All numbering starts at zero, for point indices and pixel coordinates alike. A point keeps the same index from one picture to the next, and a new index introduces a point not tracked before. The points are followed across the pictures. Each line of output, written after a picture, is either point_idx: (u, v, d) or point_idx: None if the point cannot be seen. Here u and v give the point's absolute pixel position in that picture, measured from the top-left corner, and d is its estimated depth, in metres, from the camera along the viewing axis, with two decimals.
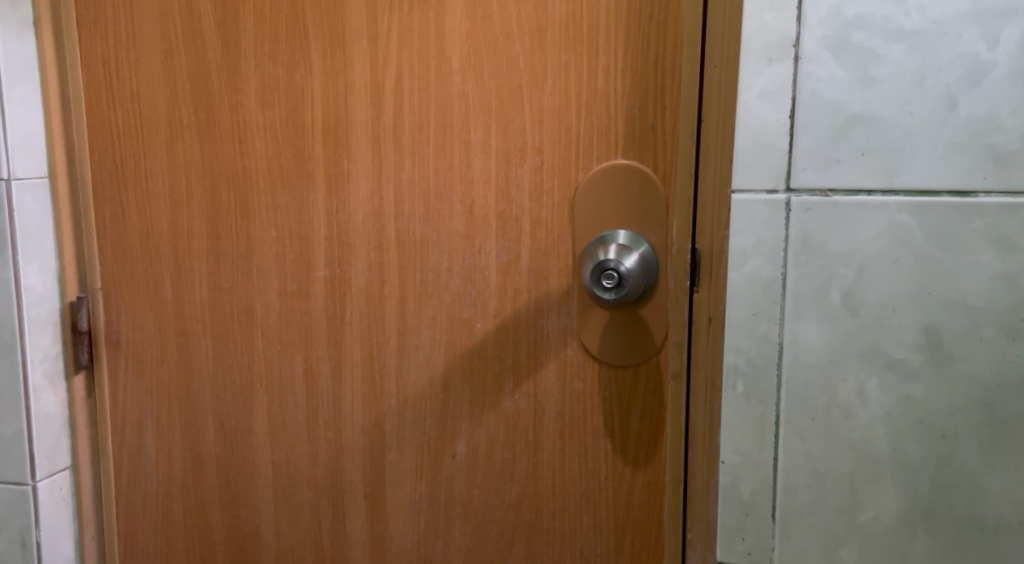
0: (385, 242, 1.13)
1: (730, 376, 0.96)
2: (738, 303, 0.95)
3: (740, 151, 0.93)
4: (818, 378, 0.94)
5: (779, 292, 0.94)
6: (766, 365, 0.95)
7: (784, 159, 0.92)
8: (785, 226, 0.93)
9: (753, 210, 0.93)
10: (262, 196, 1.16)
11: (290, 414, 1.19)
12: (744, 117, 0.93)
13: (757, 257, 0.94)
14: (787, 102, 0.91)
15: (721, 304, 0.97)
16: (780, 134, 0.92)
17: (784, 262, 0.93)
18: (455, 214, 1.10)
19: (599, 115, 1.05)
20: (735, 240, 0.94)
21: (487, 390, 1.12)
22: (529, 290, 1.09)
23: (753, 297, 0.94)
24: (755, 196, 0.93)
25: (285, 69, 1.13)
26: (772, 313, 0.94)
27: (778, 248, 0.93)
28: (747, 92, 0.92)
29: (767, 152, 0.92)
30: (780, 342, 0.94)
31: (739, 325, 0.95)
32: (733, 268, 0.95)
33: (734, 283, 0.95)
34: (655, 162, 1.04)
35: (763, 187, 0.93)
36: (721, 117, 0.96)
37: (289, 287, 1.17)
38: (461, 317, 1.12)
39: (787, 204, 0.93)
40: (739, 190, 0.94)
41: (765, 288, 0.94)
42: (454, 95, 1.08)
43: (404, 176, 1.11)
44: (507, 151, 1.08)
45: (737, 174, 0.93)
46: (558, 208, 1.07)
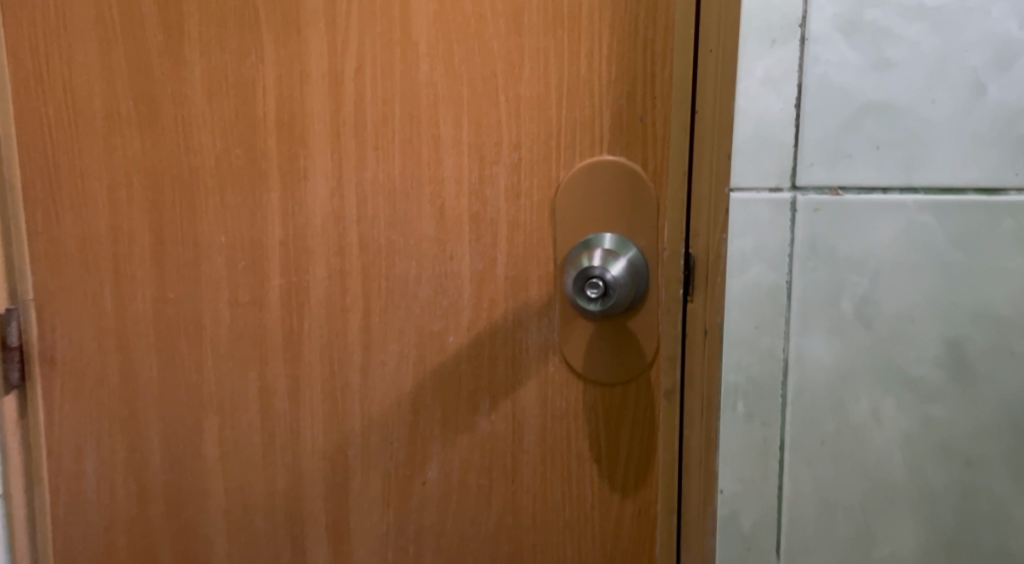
0: (346, 248, 1.02)
1: (729, 395, 0.86)
2: (738, 314, 0.85)
3: (739, 144, 0.83)
4: (827, 399, 0.84)
5: (783, 303, 0.84)
6: (769, 385, 0.85)
7: (789, 154, 0.82)
8: (790, 229, 0.83)
9: (755, 210, 0.83)
10: (210, 197, 1.05)
11: (244, 437, 1.09)
12: (743, 106, 0.82)
13: (759, 263, 0.84)
14: (792, 89, 0.81)
15: (718, 315, 0.87)
16: (784, 125, 0.82)
17: (789, 268, 0.83)
18: (423, 215, 1.00)
19: (582, 105, 0.95)
20: (735, 244, 0.84)
21: (461, 409, 1.01)
22: (506, 300, 0.99)
23: (755, 308, 0.84)
24: (757, 195, 0.83)
25: (234, 56, 1.02)
26: (776, 325, 0.84)
27: (782, 253, 0.83)
28: (746, 78, 0.82)
29: (770, 146, 0.82)
30: (785, 358, 0.84)
31: (739, 338, 0.85)
32: (732, 275, 0.84)
33: (733, 291, 0.84)
34: (643, 159, 0.94)
35: (766, 184, 0.83)
36: (717, 107, 0.86)
37: (241, 298, 1.06)
38: (432, 330, 1.01)
39: (793, 204, 0.82)
40: (739, 188, 0.83)
41: (769, 298, 0.84)
42: (422, 84, 0.98)
43: (367, 174, 1.00)
44: (481, 147, 0.97)
45: (737, 171, 0.83)
46: (538, 210, 0.97)
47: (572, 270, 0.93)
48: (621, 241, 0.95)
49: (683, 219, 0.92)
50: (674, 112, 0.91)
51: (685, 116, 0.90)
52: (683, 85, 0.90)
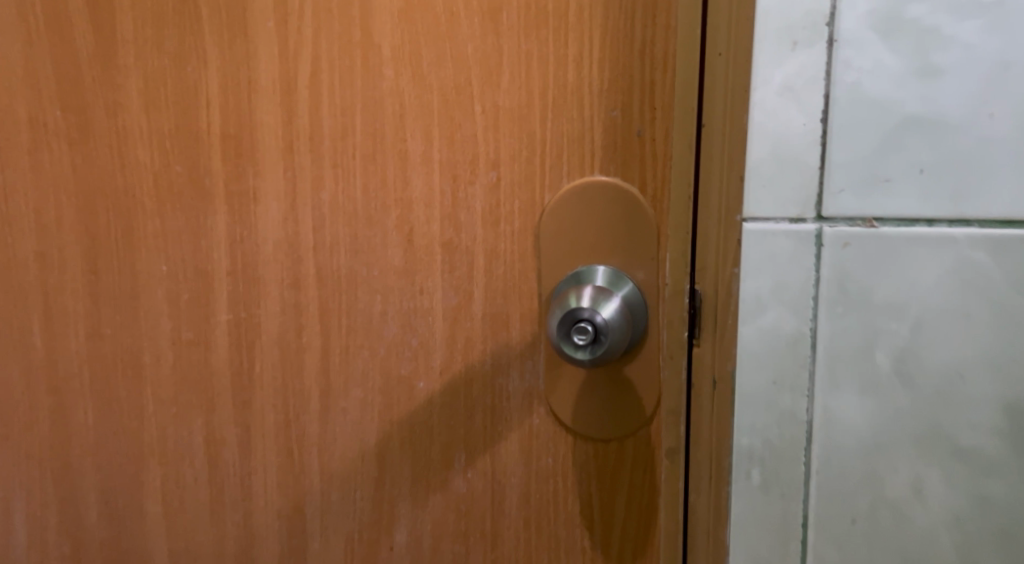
0: (302, 279, 0.89)
1: (742, 461, 0.73)
2: (753, 366, 0.72)
3: (753, 166, 0.71)
4: (859, 469, 0.71)
5: (806, 355, 0.71)
6: (790, 450, 0.72)
7: (814, 178, 0.69)
8: (815, 267, 0.70)
9: (773, 244, 0.71)
10: (149, 220, 0.92)
11: (189, 492, 0.96)
12: (758, 121, 0.70)
13: (778, 306, 0.71)
14: (817, 101, 0.69)
15: (730, 364, 0.74)
16: (807, 143, 0.69)
17: (814, 314, 0.70)
18: (389, 243, 0.86)
19: (570, 117, 0.81)
20: (748, 283, 0.71)
21: (434, 466, 0.88)
22: (484, 341, 0.85)
23: (773, 360, 0.71)
24: (776, 226, 0.70)
25: (173, 60, 0.89)
26: (798, 380, 0.71)
27: (806, 297, 0.70)
28: (762, 87, 0.70)
29: (790, 167, 0.70)
30: (809, 419, 0.71)
31: (754, 396, 0.72)
32: (745, 321, 0.72)
33: (747, 340, 0.72)
34: (641, 180, 0.81)
35: (785, 214, 0.70)
36: (729, 120, 0.73)
37: (185, 335, 0.93)
38: (399, 374, 0.88)
39: (819, 237, 0.70)
40: (752, 218, 0.71)
41: (789, 349, 0.71)
42: (385, 92, 0.84)
43: (325, 195, 0.87)
44: (454, 165, 0.84)
45: (750, 198, 0.71)
46: (520, 238, 0.84)
47: (558, 313, 0.78)
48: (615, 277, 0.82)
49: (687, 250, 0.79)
50: (676, 126, 0.78)
51: (690, 131, 0.77)
52: (688, 95, 0.77)
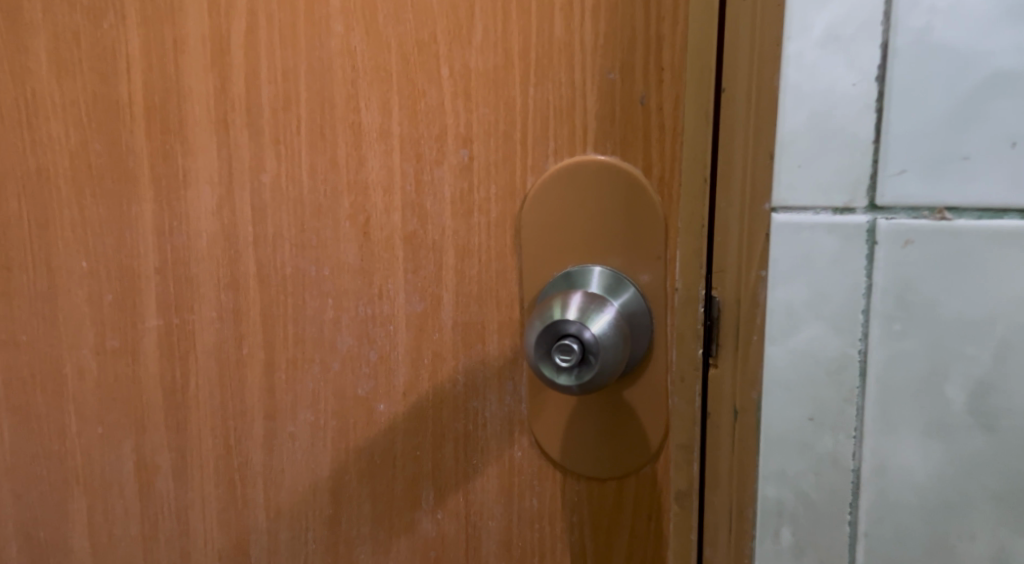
0: (241, 279, 0.74)
1: (770, 519, 0.62)
2: (784, 398, 0.61)
3: (787, 139, 0.60)
4: (921, 531, 0.59)
5: (853, 379, 0.60)
6: (830, 504, 0.61)
7: (866, 155, 0.58)
8: (867, 273, 0.59)
9: (811, 241, 0.60)
10: (64, 208, 0.78)
11: (119, 526, 0.81)
12: (793, 83, 0.59)
13: (816, 321, 0.60)
14: (871, 58, 0.58)
15: (755, 392, 0.62)
16: (857, 113, 0.58)
17: (864, 331, 0.59)
18: (342, 236, 0.71)
19: (558, 82, 0.66)
20: (779, 290, 0.60)
21: (398, 504, 0.73)
22: (455, 356, 0.70)
23: (809, 388, 0.60)
24: (814, 217, 0.60)
25: (88, 16, 0.74)
26: (842, 416, 0.60)
27: (853, 311, 0.59)
28: (800, 38, 0.59)
29: (832, 140, 0.59)
30: (856, 467, 0.60)
31: (785, 436, 0.61)
32: (774, 339, 0.61)
33: (775, 362, 0.61)
34: (646, 160, 0.66)
35: (828, 202, 0.59)
36: (757, 88, 0.61)
37: (110, 342, 0.79)
38: (356, 395, 0.73)
39: (872, 230, 0.59)
40: (785, 206, 0.60)
41: (830, 378, 0.60)
42: (335, 53, 0.69)
43: (266, 178, 0.72)
44: (418, 141, 0.68)
45: (781, 181, 0.60)
46: (497, 231, 0.68)
47: (536, 325, 0.63)
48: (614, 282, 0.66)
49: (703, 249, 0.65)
50: (691, 95, 0.64)
51: (708, 101, 0.63)
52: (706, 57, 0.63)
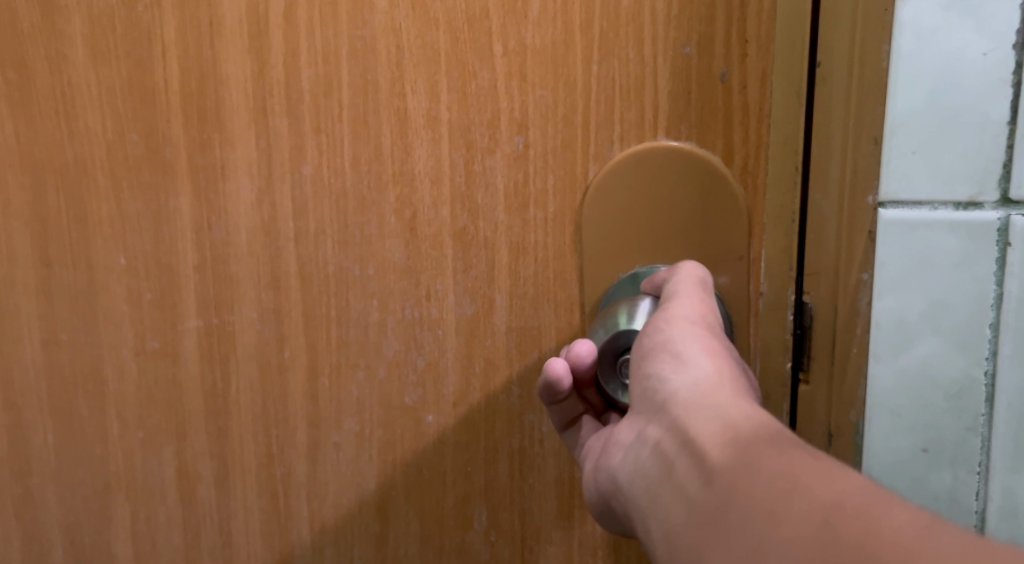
0: (283, 277, 0.68)
1: None
2: (892, 426, 0.58)
3: (901, 120, 0.55)
4: None
5: (976, 400, 0.56)
6: None
7: (998, 137, 0.54)
8: (997, 280, 0.55)
9: (930, 241, 0.56)
10: (102, 201, 0.72)
11: (161, 535, 0.76)
12: (908, 52, 0.55)
13: (932, 335, 0.56)
14: (1008, 24, 0.54)
15: (853, 414, 0.59)
16: (987, 86, 0.54)
17: (992, 349, 0.56)
18: (388, 233, 0.65)
19: (625, 58, 0.59)
20: (891, 296, 0.57)
21: (449, 523, 0.68)
22: (509, 365, 0.64)
23: (918, 410, 0.57)
24: (931, 213, 0.56)
25: None
26: (965, 445, 0.57)
27: (978, 325, 0.56)
28: (914, 1, 0.54)
29: (951, 121, 0.55)
30: (980, 507, 0.57)
31: (894, 468, 0.58)
32: (882, 357, 0.57)
33: (882, 382, 0.57)
34: (726, 143, 0.59)
35: (950, 196, 0.55)
36: (859, 63, 0.56)
37: (150, 344, 0.74)
38: (403, 405, 0.67)
39: (1004, 228, 0.55)
40: (898, 200, 0.56)
41: (950, 403, 0.57)
42: (378, 32, 0.63)
43: (307, 170, 0.66)
44: (468, 127, 0.62)
45: (894, 171, 0.55)
46: (556, 227, 0.62)
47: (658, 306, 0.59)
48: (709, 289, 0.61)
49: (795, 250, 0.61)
50: (777, 72, 0.58)
51: (798, 79, 0.58)
52: (793, 30, 0.58)
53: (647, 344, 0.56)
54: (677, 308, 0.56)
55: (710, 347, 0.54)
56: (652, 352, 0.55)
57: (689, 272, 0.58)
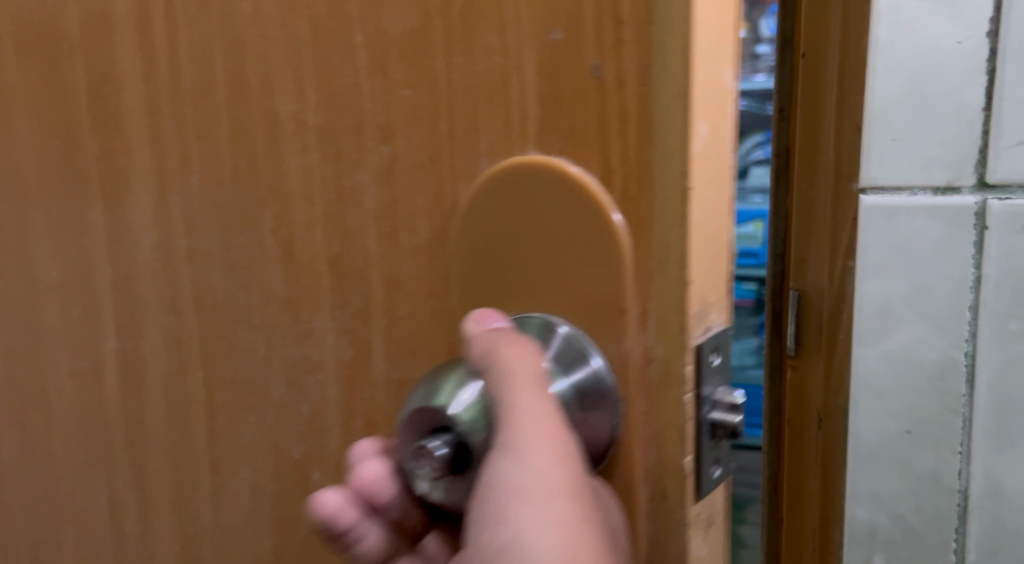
0: (181, 302, 0.60)
1: (862, 547, 0.66)
2: (878, 408, 0.64)
3: (879, 101, 0.62)
4: None
5: (958, 383, 0.62)
6: (938, 517, 0.64)
7: (975, 123, 0.60)
8: (977, 261, 0.61)
9: (910, 223, 0.62)
10: (30, 209, 0.66)
11: None
12: (885, 41, 0.61)
13: (916, 320, 0.63)
14: (982, 12, 0.59)
15: (840, 403, 0.67)
16: (966, 73, 0.60)
17: (972, 332, 0.62)
18: (267, 258, 0.55)
19: (488, 49, 0.47)
20: (876, 278, 0.63)
21: None
22: (388, 426, 0.53)
23: (905, 394, 0.63)
24: (912, 197, 0.62)
25: None
26: (947, 427, 0.63)
27: (958, 311, 0.62)
28: None
29: (926, 101, 0.61)
30: (965, 483, 0.63)
31: (880, 450, 0.65)
32: (865, 342, 0.64)
33: (867, 364, 0.64)
34: (602, 160, 0.45)
35: (929, 182, 0.62)
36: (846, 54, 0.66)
37: (79, 365, 0.67)
38: (293, 456, 0.57)
39: (981, 211, 0.61)
40: (875, 183, 0.63)
41: (932, 385, 0.63)
42: (245, 20, 0.53)
43: (194, 181, 0.58)
44: (335, 135, 0.51)
45: (871, 161, 0.63)
46: (426, 259, 0.50)
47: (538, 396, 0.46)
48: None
49: (708, 309, 0.46)
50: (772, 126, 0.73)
51: (683, 77, 0.43)
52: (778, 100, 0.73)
53: (496, 531, 0.46)
54: (522, 456, 0.45)
55: (577, 537, 0.45)
56: (507, 546, 0.46)
57: (516, 360, 0.46)
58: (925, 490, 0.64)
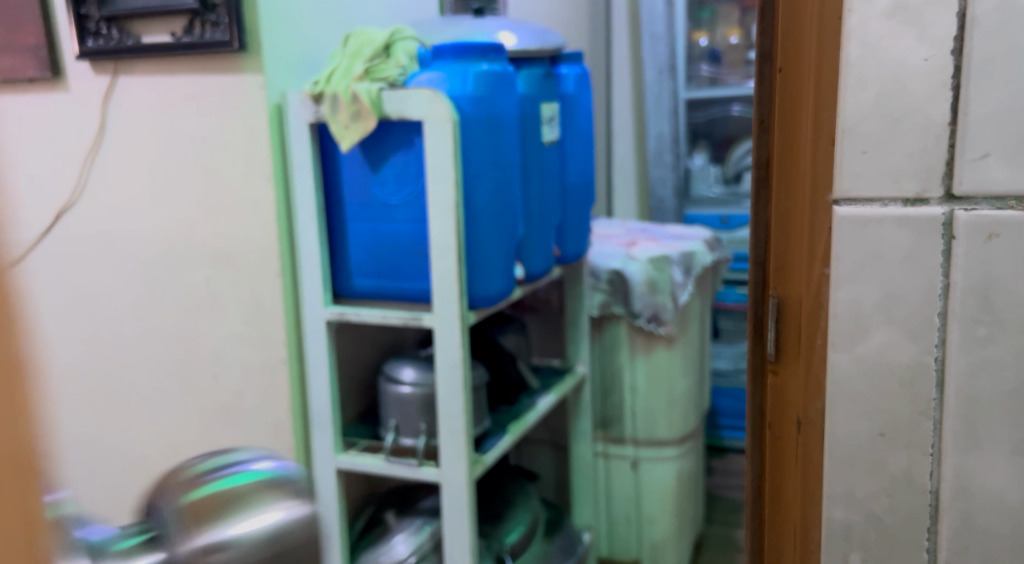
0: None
1: (841, 544, 0.80)
2: (852, 408, 0.78)
3: (856, 113, 0.74)
4: (1005, 525, 0.75)
5: (927, 386, 0.76)
6: (907, 497, 0.77)
7: (941, 136, 0.73)
8: (945, 271, 0.74)
9: (883, 232, 0.75)
10: None
11: None
12: (856, 58, 0.73)
13: (888, 324, 0.76)
14: (945, 33, 0.72)
15: (819, 401, 0.79)
16: (931, 88, 0.72)
17: (942, 336, 0.75)
18: None
19: None
20: (854, 288, 0.76)
21: None
22: None
23: (877, 395, 0.77)
24: (884, 208, 0.75)
25: None
26: (920, 426, 0.76)
27: (928, 315, 0.75)
28: (863, 13, 0.73)
29: (894, 110, 0.73)
30: (937, 482, 0.76)
31: (856, 449, 0.78)
32: (840, 347, 0.77)
33: (844, 367, 0.77)
34: None
35: (900, 195, 0.75)
36: (821, 65, 0.75)
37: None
38: None
39: (949, 222, 0.74)
40: (848, 198, 0.76)
41: (904, 386, 0.76)
42: None
43: None
44: None
45: (845, 172, 0.75)
46: None
47: None
48: (223, 485, 0.63)
49: None
50: (756, 137, 0.82)
51: None
52: (760, 113, 0.82)
53: None
54: None
55: None
56: None
57: None
58: (899, 489, 0.77)
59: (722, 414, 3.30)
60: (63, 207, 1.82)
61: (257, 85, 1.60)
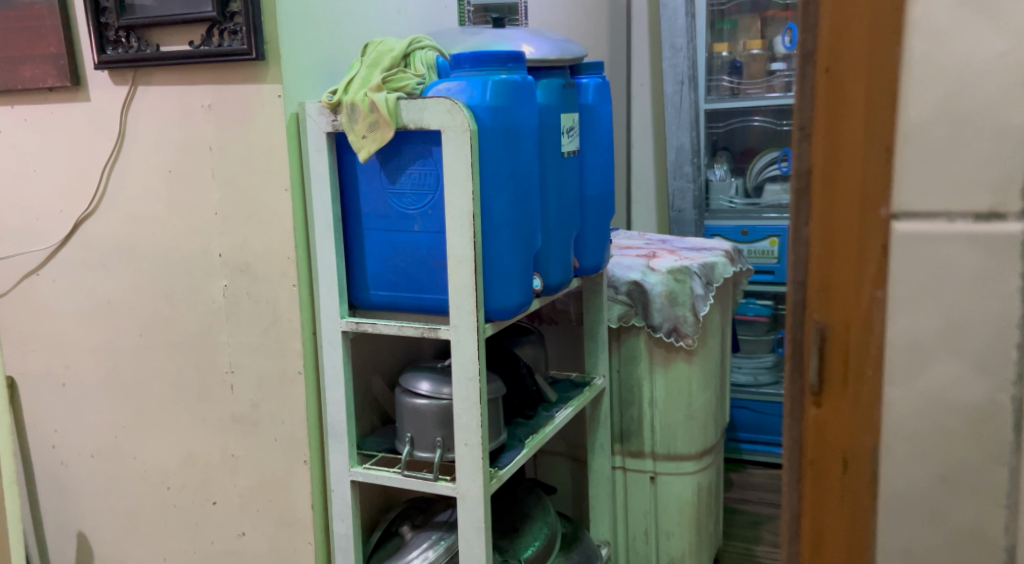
0: None
1: None
2: (910, 451, 0.74)
3: (918, 117, 0.71)
4: None
5: (999, 428, 0.73)
6: (974, 550, 0.74)
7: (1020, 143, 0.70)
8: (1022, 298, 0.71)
9: (948, 258, 0.72)
10: None
11: None
12: (920, 53, 0.71)
13: (955, 358, 0.73)
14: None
15: (868, 440, 0.75)
16: (1008, 85, 0.70)
17: (1017, 372, 0.72)
18: None
19: None
20: (914, 318, 0.73)
21: None
22: None
23: (937, 437, 0.74)
24: (954, 224, 0.72)
25: None
26: (991, 473, 0.73)
27: (1001, 349, 0.72)
28: (927, 5, 0.70)
29: (967, 116, 0.71)
30: (1009, 530, 0.73)
31: (915, 498, 0.75)
32: (896, 383, 0.74)
33: (899, 404, 0.74)
34: None
35: (972, 208, 0.72)
36: (874, 64, 0.72)
37: None
38: None
39: None
40: (906, 216, 0.73)
41: (970, 427, 0.73)
42: None
43: None
44: None
45: (902, 187, 0.73)
46: None
47: None
48: None
49: None
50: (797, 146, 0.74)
51: None
52: (799, 119, 0.74)
53: None
54: None
55: None
56: None
57: None
58: (964, 544, 0.74)
59: (740, 427, 3.26)
60: (81, 217, 1.80)
61: (274, 95, 1.58)
